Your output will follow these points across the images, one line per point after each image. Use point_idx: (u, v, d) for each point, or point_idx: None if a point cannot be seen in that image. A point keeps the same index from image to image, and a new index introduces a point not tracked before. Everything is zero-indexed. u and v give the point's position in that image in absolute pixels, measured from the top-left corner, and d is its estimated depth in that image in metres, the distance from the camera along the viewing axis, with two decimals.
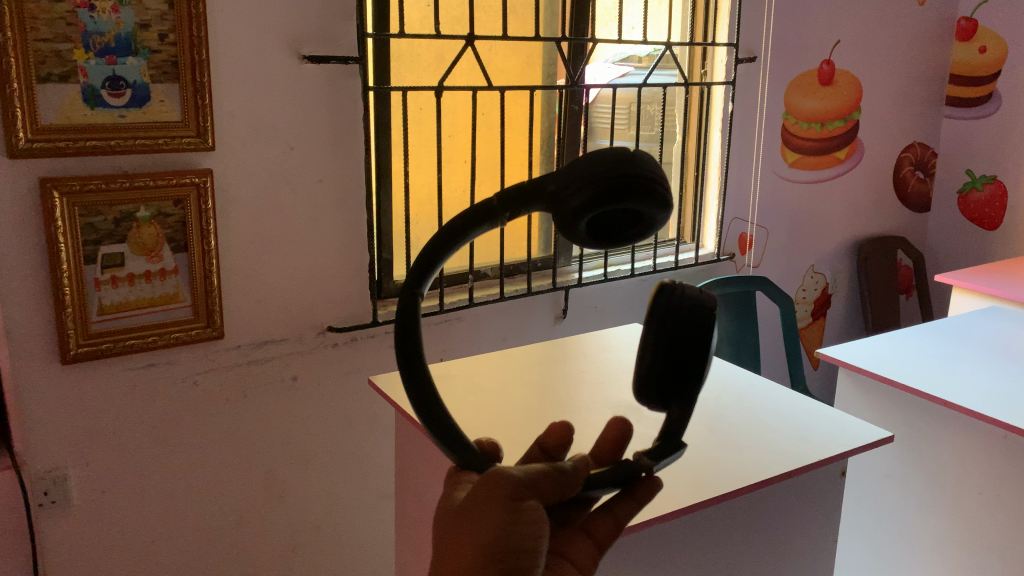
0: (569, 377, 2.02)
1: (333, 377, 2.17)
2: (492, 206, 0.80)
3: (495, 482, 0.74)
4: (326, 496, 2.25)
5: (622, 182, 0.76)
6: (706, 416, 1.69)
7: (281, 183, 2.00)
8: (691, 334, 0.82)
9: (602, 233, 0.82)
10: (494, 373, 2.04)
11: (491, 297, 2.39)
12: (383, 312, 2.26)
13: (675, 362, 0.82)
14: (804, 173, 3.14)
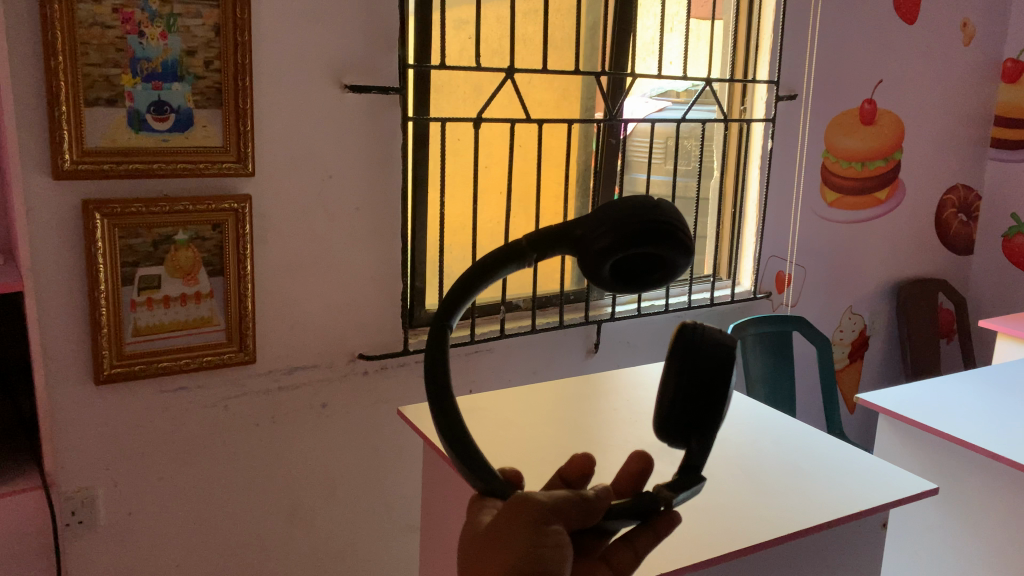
0: (600, 414, 1.99)
1: (362, 406, 2.16)
2: (515, 247, 0.73)
3: (518, 506, 0.65)
4: (350, 525, 2.23)
5: (648, 226, 0.69)
6: (741, 460, 1.65)
7: (318, 210, 2.01)
8: (715, 376, 0.73)
9: (629, 279, 0.74)
10: (524, 407, 2.01)
11: (523, 329, 2.37)
12: (414, 341, 2.25)
13: (695, 402, 0.74)
14: (844, 213, 3.10)
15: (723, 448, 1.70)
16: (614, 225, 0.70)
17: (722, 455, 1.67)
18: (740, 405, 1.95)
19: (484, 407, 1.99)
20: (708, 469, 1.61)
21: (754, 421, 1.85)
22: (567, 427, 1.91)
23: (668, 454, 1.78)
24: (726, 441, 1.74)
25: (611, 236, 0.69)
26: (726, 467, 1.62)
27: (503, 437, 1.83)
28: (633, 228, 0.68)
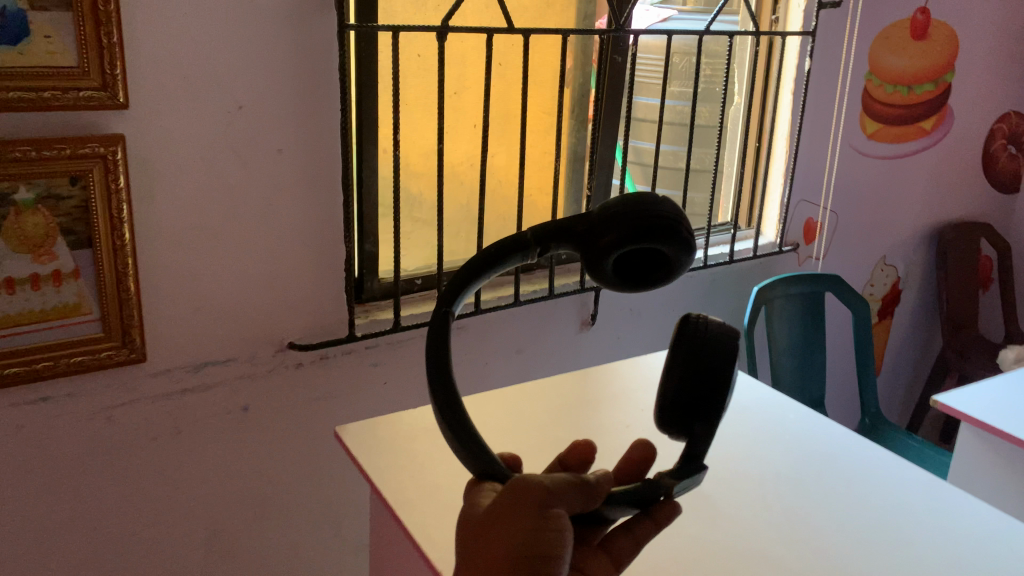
0: (605, 425, 1.52)
1: (296, 405, 1.69)
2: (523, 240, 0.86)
3: (528, 493, 0.77)
4: (287, 548, 1.79)
5: (644, 225, 0.80)
6: (798, 543, 1.20)
7: (226, 155, 1.48)
8: (707, 371, 0.95)
9: (631, 275, 0.85)
10: (506, 419, 1.52)
11: (502, 303, 1.86)
12: (362, 320, 1.75)
13: (694, 392, 0.96)
14: (884, 147, 2.59)
15: (769, 520, 1.25)
16: (616, 225, 0.82)
17: (773, 533, 1.22)
18: (788, 442, 1.49)
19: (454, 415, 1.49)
20: (751, 557, 1.17)
21: (808, 472, 1.39)
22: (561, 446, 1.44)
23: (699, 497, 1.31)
24: (773, 509, 1.28)
25: (615, 230, 0.81)
26: (780, 558, 1.17)
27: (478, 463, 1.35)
28: (630, 225, 0.80)
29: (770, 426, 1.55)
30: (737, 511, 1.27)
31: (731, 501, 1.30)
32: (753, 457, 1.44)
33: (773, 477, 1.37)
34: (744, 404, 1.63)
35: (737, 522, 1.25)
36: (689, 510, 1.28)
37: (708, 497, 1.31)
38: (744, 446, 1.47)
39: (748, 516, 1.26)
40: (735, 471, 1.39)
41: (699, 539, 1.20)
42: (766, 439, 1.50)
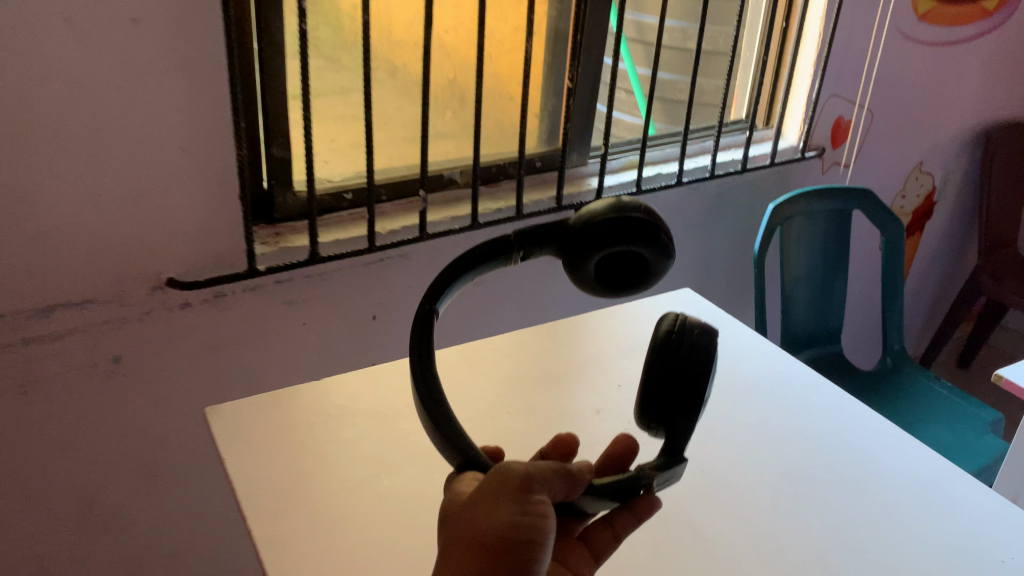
0: (592, 385, 1.12)
1: (186, 354, 1.34)
2: (498, 245, 0.72)
3: (506, 482, 0.69)
4: (187, 512, 1.49)
5: (627, 224, 0.68)
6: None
7: (51, 26, 1.03)
8: (691, 364, 0.73)
9: (614, 281, 0.72)
10: (460, 374, 1.12)
11: (452, 228, 1.47)
12: (266, 247, 1.36)
13: (673, 388, 0.74)
14: (937, 31, 2.10)
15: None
16: (600, 226, 0.69)
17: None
18: (828, 448, 1.12)
19: (384, 375, 1.11)
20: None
21: (858, 502, 1.02)
22: (529, 416, 1.06)
23: (699, 539, 0.96)
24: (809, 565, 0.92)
25: (596, 227, 0.69)
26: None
27: (409, 452, 0.97)
28: (619, 228, 0.68)
29: (803, 423, 1.17)
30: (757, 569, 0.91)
31: (747, 548, 0.94)
32: (780, 472, 1.07)
33: (808, 509, 1.01)
34: (768, 388, 1.25)
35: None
36: (686, 560, 0.93)
37: (709, 540, 0.96)
38: (766, 453, 1.11)
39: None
40: (748, 494, 1.03)
41: None
42: (799, 445, 1.12)
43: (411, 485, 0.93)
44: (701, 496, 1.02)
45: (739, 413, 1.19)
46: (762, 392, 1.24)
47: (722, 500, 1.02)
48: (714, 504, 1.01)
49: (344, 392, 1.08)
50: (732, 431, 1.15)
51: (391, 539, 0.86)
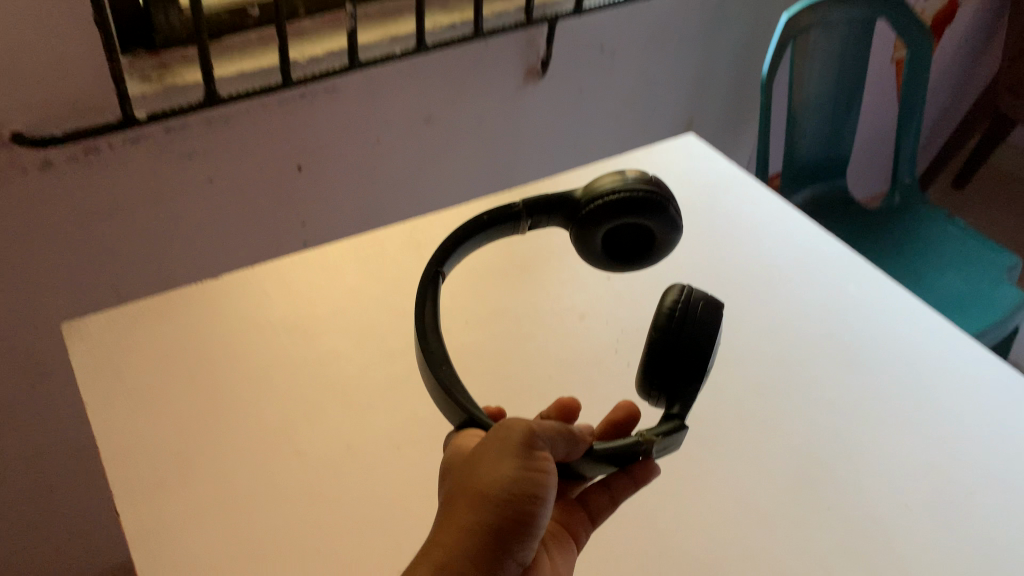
0: (568, 274, 0.88)
1: (52, 250, 0.95)
2: (501, 218, 0.61)
3: (501, 427, 0.49)
4: (77, 447, 1.13)
5: (639, 189, 0.59)
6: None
7: None
8: (696, 341, 0.57)
9: (618, 252, 0.64)
10: (403, 263, 0.86)
11: (392, 51, 1.11)
12: (139, 83, 0.96)
13: (673, 362, 0.56)
14: None
15: (887, 553, 0.66)
16: (612, 202, 0.59)
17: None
18: (903, 332, 0.85)
19: (302, 269, 0.85)
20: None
21: (953, 415, 0.76)
22: (493, 326, 0.81)
23: (740, 479, 0.71)
24: (889, 517, 0.69)
25: (603, 198, 0.60)
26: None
27: (333, 384, 0.73)
28: (636, 207, 0.59)
29: (870, 296, 0.89)
30: (821, 527, 0.68)
31: (806, 495, 0.70)
32: (844, 373, 0.80)
33: (884, 428, 0.75)
34: (821, 247, 0.95)
35: (825, 560, 0.66)
36: (724, 511, 0.69)
37: (755, 480, 0.71)
38: (822, 341, 0.83)
39: (843, 543, 0.67)
40: (802, 407, 0.77)
41: None
42: (866, 329, 0.85)
43: (336, 434, 0.70)
44: (740, 412, 0.76)
45: (783, 285, 0.90)
46: (813, 253, 0.94)
47: (767, 419, 0.76)
48: (757, 424, 0.75)
49: (247, 299, 0.82)
50: (775, 311, 0.87)
51: (310, 519, 0.64)
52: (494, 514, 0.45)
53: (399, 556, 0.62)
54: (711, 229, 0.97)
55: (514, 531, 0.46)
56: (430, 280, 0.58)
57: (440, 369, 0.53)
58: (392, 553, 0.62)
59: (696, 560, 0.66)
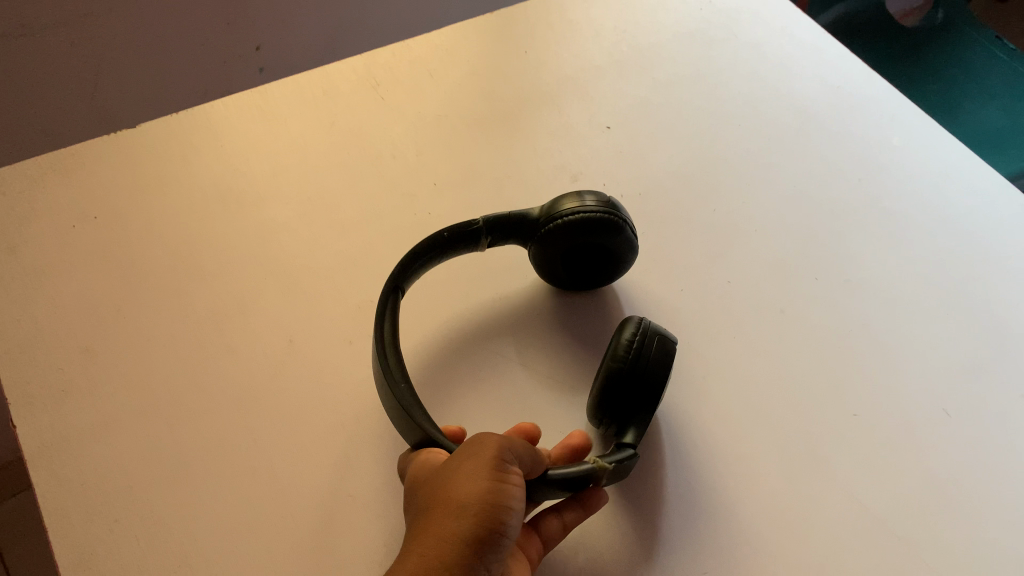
0: (557, 124, 0.74)
1: None
2: (455, 238, 0.54)
3: (469, 441, 0.40)
4: None
5: (602, 211, 0.53)
6: (993, 565, 0.49)
7: None
8: (654, 367, 0.48)
9: (574, 272, 0.58)
10: (361, 115, 0.74)
11: None
12: None
13: (628, 392, 0.48)
14: None
15: (925, 473, 0.53)
16: (571, 221, 0.53)
17: (933, 528, 0.51)
18: (953, 204, 0.71)
19: (243, 130, 0.72)
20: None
21: (1013, 309, 0.63)
22: (468, 187, 0.68)
23: (752, 380, 0.57)
24: (930, 430, 0.56)
25: (562, 218, 0.54)
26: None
27: (272, 264, 0.62)
28: (595, 229, 0.53)
29: (918, 159, 0.74)
30: (847, 442, 0.55)
31: (831, 402, 0.57)
32: (884, 254, 0.67)
33: (928, 322, 0.62)
34: (864, 97, 0.80)
35: (850, 480, 0.53)
36: (729, 420, 0.55)
37: (770, 381, 0.57)
38: (860, 215, 0.69)
39: (874, 459, 0.54)
40: (833, 293, 0.63)
41: (758, 546, 0.49)
42: (912, 201, 0.71)
43: (275, 326, 0.59)
44: (757, 299, 0.62)
45: (815, 142, 0.75)
46: (853, 107, 0.79)
47: (790, 307, 0.62)
48: (777, 314, 0.62)
49: (178, 164, 0.69)
50: (805, 175, 0.72)
51: (242, 429, 0.53)
52: (467, 521, 0.36)
53: (349, 475, 0.51)
54: (735, 71, 0.81)
55: (492, 544, 0.36)
56: (389, 294, 0.50)
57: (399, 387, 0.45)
58: (340, 471, 0.52)
59: (693, 484, 0.52)
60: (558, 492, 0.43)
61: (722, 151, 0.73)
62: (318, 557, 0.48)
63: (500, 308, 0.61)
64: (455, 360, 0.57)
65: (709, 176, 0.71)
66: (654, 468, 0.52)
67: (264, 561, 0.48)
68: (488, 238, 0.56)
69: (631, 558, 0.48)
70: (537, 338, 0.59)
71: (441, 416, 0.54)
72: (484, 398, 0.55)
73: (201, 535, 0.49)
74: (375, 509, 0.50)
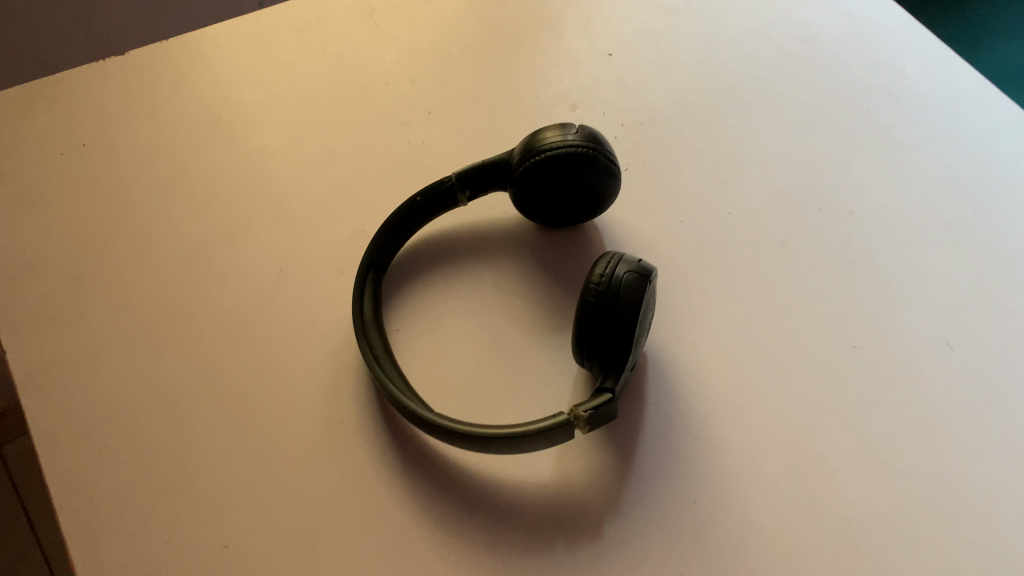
0: (557, 52, 0.72)
1: None
2: (427, 202, 0.55)
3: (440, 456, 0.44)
4: None
5: (574, 144, 0.52)
6: (988, 498, 0.49)
7: None
8: (622, 307, 0.46)
9: (564, 208, 0.57)
10: (356, 42, 0.72)
11: None
12: None
13: (599, 337, 0.46)
14: None
15: (923, 405, 0.53)
16: (540, 159, 0.52)
17: (929, 460, 0.50)
18: (967, 136, 0.68)
19: (236, 57, 0.70)
20: (882, 563, 0.46)
21: None
22: (463, 115, 0.66)
23: (749, 311, 0.56)
24: (932, 363, 0.55)
25: (536, 156, 0.53)
26: (942, 567, 0.46)
27: (263, 194, 0.61)
28: (566, 161, 0.52)
29: (931, 88, 0.72)
30: (845, 374, 0.54)
31: (830, 334, 0.56)
32: (892, 185, 0.65)
33: (935, 255, 0.60)
34: (877, 25, 0.77)
35: (846, 412, 0.52)
36: (723, 351, 0.54)
37: (768, 313, 0.56)
38: (869, 145, 0.67)
39: (873, 392, 0.53)
40: (837, 224, 0.62)
41: (751, 475, 0.49)
42: (924, 131, 0.68)
43: (267, 255, 0.58)
44: (758, 230, 0.61)
45: (825, 70, 0.72)
46: (865, 35, 0.76)
47: (791, 239, 0.61)
48: (778, 246, 0.60)
49: (169, 92, 0.68)
50: (813, 104, 0.70)
51: (232, 357, 0.53)
52: None
53: (338, 402, 0.51)
54: None
55: None
56: (366, 273, 0.52)
57: (379, 362, 0.48)
58: (329, 398, 0.51)
59: (686, 414, 0.51)
60: (533, 439, 0.45)
61: (727, 79, 0.71)
62: (308, 483, 0.48)
63: (497, 241, 0.60)
64: (446, 291, 0.57)
65: (713, 105, 0.69)
66: (646, 397, 0.52)
67: (253, 487, 0.48)
68: (466, 191, 0.57)
69: (620, 486, 0.48)
70: (534, 269, 0.58)
71: (431, 347, 0.54)
72: (474, 329, 0.54)
73: (190, 460, 0.49)
74: (367, 437, 0.50)
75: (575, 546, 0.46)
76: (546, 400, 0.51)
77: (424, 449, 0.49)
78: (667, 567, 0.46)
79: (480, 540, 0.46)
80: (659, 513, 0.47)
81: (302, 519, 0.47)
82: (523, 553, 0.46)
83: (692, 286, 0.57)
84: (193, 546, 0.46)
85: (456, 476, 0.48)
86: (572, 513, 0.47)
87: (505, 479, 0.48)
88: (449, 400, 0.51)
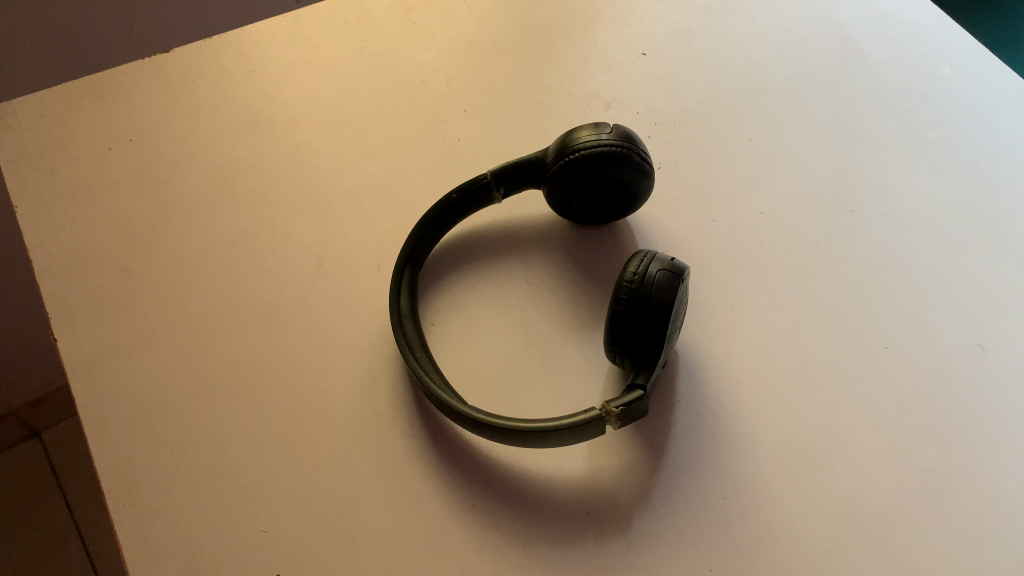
0: (591, 51, 0.72)
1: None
2: (463, 198, 0.56)
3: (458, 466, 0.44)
4: None
5: (610, 145, 0.53)
6: (1018, 501, 0.49)
7: None
8: (655, 306, 0.46)
9: (596, 206, 0.58)
10: (393, 41, 0.73)
11: None
12: None
13: (631, 335, 0.47)
14: None
15: (954, 407, 0.53)
16: (575, 158, 0.53)
17: (958, 462, 0.50)
18: (1003, 137, 0.68)
19: (277, 55, 0.72)
20: (909, 562, 0.47)
21: None
22: (498, 112, 0.67)
23: (780, 310, 0.57)
24: (964, 365, 0.55)
25: (570, 156, 0.54)
26: (969, 567, 0.47)
27: (303, 189, 0.63)
28: (601, 161, 0.53)
29: (968, 90, 0.71)
30: (875, 374, 0.54)
31: (860, 334, 0.56)
32: (927, 186, 0.64)
33: (969, 256, 0.60)
34: (912, 25, 0.77)
35: (877, 412, 0.52)
36: (754, 349, 0.55)
37: (798, 312, 0.57)
38: (904, 146, 0.67)
39: (904, 393, 0.53)
40: (869, 224, 0.62)
41: (779, 473, 0.49)
42: (961, 132, 0.68)
43: (306, 249, 0.59)
44: (790, 229, 0.61)
45: (859, 70, 0.72)
46: (900, 35, 0.76)
47: (822, 239, 0.61)
48: (810, 246, 0.60)
49: (213, 89, 0.69)
50: (848, 104, 0.70)
51: (273, 347, 0.55)
52: None
53: (375, 393, 0.52)
54: None
55: None
56: (403, 267, 0.54)
57: (414, 354, 0.49)
58: (367, 389, 0.52)
59: (716, 411, 0.52)
60: (567, 434, 0.45)
61: (761, 79, 0.71)
62: (345, 471, 0.49)
63: (530, 238, 0.61)
64: (481, 287, 0.58)
65: (745, 104, 0.69)
66: (677, 394, 0.52)
67: (293, 474, 0.49)
68: (500, 188, 0.58)
69: (651, 481, 0.49)
70: (566, 266, 0.59)
71: (466, 341, 0.55)
72: (508, 324, 0.55)
73: (231, 447, 0.51)
74: (403, 428, 0.51)
75: (604, 539, 0.47)
76: (579, 396, 0.52)
77: (459, 441, 0.51)
78: (694, 562, 0.46)
79: (512, 531, 0.47)
80: (688, 508, 0.48)
81: (339, 506, 0.48)
82: (554, 544, 0.47)
83: (723, 283, 0.58)
84: (235, 529, 0.48)
85: (489, 467, 0.50)
86: (603, 506, 0.48)
87: (537, 471, 0.49)
88: (483, 393, 0.52)
